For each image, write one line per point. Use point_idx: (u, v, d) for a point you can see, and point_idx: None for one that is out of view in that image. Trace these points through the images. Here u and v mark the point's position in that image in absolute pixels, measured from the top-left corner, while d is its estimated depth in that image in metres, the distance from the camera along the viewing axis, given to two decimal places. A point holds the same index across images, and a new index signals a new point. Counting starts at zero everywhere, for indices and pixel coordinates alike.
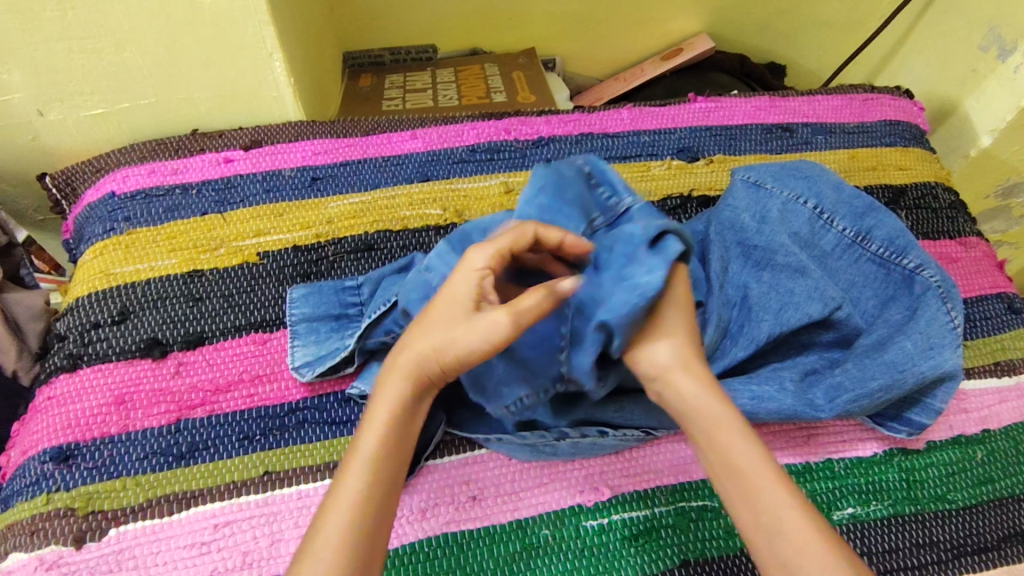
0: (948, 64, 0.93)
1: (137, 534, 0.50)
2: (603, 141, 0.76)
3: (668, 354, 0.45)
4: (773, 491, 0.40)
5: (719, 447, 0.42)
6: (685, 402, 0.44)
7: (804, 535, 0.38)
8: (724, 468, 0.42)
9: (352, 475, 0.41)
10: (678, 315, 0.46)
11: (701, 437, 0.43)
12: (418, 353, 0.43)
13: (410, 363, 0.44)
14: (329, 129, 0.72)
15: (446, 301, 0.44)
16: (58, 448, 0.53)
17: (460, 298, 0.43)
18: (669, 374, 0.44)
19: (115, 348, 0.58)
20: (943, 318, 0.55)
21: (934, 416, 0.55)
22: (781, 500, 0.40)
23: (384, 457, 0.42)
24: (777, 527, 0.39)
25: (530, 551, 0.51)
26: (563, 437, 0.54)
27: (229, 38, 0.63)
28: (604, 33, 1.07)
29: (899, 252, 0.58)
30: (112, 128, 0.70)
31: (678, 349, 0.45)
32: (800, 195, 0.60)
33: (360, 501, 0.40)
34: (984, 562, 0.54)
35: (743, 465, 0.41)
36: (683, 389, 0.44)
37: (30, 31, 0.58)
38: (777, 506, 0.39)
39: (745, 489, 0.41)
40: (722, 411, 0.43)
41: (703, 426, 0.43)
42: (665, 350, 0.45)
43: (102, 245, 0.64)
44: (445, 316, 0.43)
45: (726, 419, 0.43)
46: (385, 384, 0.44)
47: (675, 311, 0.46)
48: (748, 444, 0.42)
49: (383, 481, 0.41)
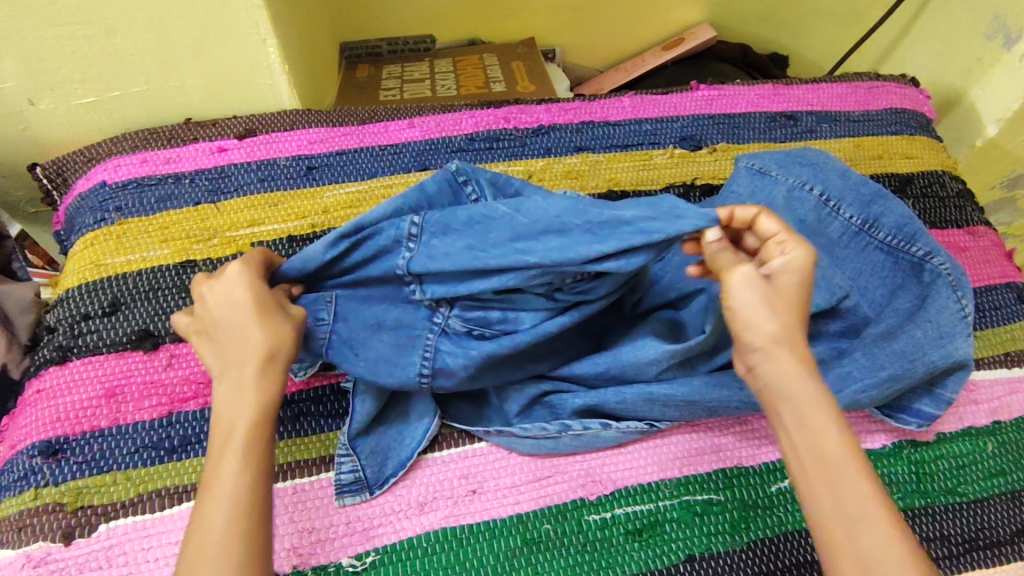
0: (953, 52, 0.92)
1: (128, 530, 0.49)
2: (603, 129, 0.74)
3: (778, 324, 0.40)
4: (858, 482, 0.37)
5: (809, 429, 0.38)
6: (783, 380, 0.39)
7: (888, 536, 0.35)
8: (808, 451, 0.38)
9: (219, 490, 0.37)
10: (785, 291, 0.42)
11: (792, 419, 0.39)
12: (256, 364, 0.40)
13: (247, 375, 0.40)
14: (324, 117, 0.71)
15: (227, 314, 0.42)
16: (47, 442, 0.52)
17: (242, 302, 0.42)
18: (775, 345, 0.40)
19: (106, 340, 0.57)
20: (953, 307, 0.53)
21: (945, 406, 0.55)
22: (866, 493, 0.37)
23: (254, 462, 0.39)
24: (858, 519, 0.36)
25: (531, 546, 0.49)
26: (565, 430, 0.52)
27: (222, 24, 0.61)
28: (605, 22, 1.05)
29: (908, 239, 0.56)
30: (104, 117, 0.68)
31: (787, 326, 0.40)
32: (806, 182, 0.58)
33: (238, 511, 0.37)
34: (997, 556, 0.52)
35: (834, 453, 0.38)
36: (780, 366, 0.39)
37: (19, 17, 0.56)
38: (862, 499, 0.36)
39: (827, 476, 0.37)
40: (823, 396, 0.39)
41: (793, 404, 0.39)
42: (777, 319, 0.40)
43: (94, 235, 0.62)
44: (228, 326, 0.42)
45: (818, 398, 0.39)
46: (220, 401, 0.40)
47: (797, 290, 0.42)
48: (842, 435, 0.38)
49: (258, 489, 0.38)
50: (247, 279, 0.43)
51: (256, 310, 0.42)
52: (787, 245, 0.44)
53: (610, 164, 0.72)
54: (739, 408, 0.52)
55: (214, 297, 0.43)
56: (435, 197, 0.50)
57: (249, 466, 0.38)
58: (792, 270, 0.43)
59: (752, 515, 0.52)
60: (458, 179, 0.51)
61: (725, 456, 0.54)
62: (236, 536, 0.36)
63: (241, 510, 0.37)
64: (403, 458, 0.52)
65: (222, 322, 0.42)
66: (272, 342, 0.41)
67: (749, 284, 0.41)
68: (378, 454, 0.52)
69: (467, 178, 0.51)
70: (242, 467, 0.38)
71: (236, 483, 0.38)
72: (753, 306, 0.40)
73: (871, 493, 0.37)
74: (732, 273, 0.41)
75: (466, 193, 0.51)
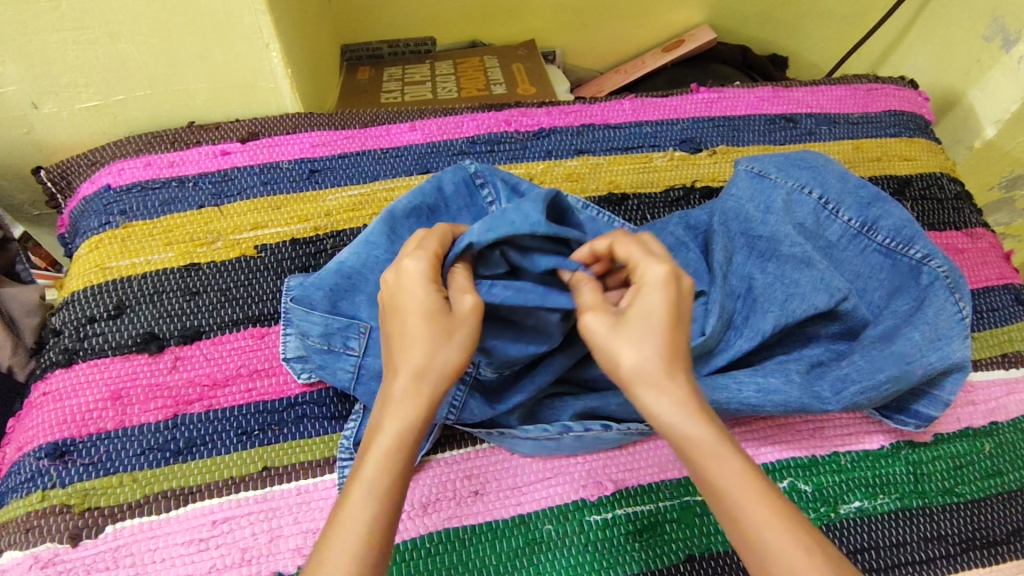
0: (952, 54, 0.92)
1: (134, 531, 0.49)
2: (604, 132, 0.75)
3: (631, 359, 0.40)
4: (751, 506, 0.37)
5: (695, 466, 0.39)
6: (656, 420, 0.40)
7: (790, 550, 0.35)
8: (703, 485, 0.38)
9: (358, 502, 0.37)
10: (638, 319, 0.41)
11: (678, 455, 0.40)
12: (412, 377, 0.40)
13: (405, 388, 0.40)
14: (327, 120, 0.71)
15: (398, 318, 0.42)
16: (54, 445, 0.52)
17: (414, 309, 0.42)
18: (634, 386, 0.40)
19: (112, 343, 0.57)
20: (951, 308, 0.53)
21: (943, 408, 0.55)
22: (761, 513, 0.36)
23: (395, 480, 0.38)
24: (763, 543, 0.36)
25: (533, 546, 0.50)
26: (566, 431, 0.52)
27: (226, 29, 0.62)
28: (605, 24, 1.05)
29: (906, 242, 0.57)
30: (108, 120, 0.69)
31: (644, 357, 0.40)
32: (805, 185, 0.59)
33: (370, 527, 0.36)
34: (993, 556, 0.53)
35: (721, 484, 0.38)
36: (650, 407, 0.40)
37: (24, 23, 0.57)
38: (758, 520, 0.36)
39: (726, 507, 0.37)
40: (702, 428, 0.39)
41: (674, 440, 0.39)
42: (633, 353, 0.40)
43: (98, 239, 0.63)
44: (418, 328, 0.41)
45: (691, 431, 0.39)
46: (382, 414, 0.40)
47: (651, 314, 0.41)
48: (729, 462, 0.38)
49: (391, 510, 0.37)
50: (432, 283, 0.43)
51: (428, 316, 0.41)
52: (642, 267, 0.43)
53: (611, 167, 0.72)
54: (738, 411, 0.53)
55: (397, 287, 0.43)
56: (453, 197, 0.57)
57: (389, 486, 0.38)
58: (647, 293, 0.42)
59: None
60: (475, 181, 0.58)
61: None
62: (363, 554, 0.35)
63: (373, 526, 0.36)
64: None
65: (395, 330, 0.42)
66: (434, 355, 0.40)
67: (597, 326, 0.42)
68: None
69: (483, 180, 0.58)
70: (384, 483, 0.38)
71: (374, 498, 0.37)
72: (604, 347, 0.42)
73: (770, 513, 0.36)
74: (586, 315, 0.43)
75: (483, 194, 0.58)
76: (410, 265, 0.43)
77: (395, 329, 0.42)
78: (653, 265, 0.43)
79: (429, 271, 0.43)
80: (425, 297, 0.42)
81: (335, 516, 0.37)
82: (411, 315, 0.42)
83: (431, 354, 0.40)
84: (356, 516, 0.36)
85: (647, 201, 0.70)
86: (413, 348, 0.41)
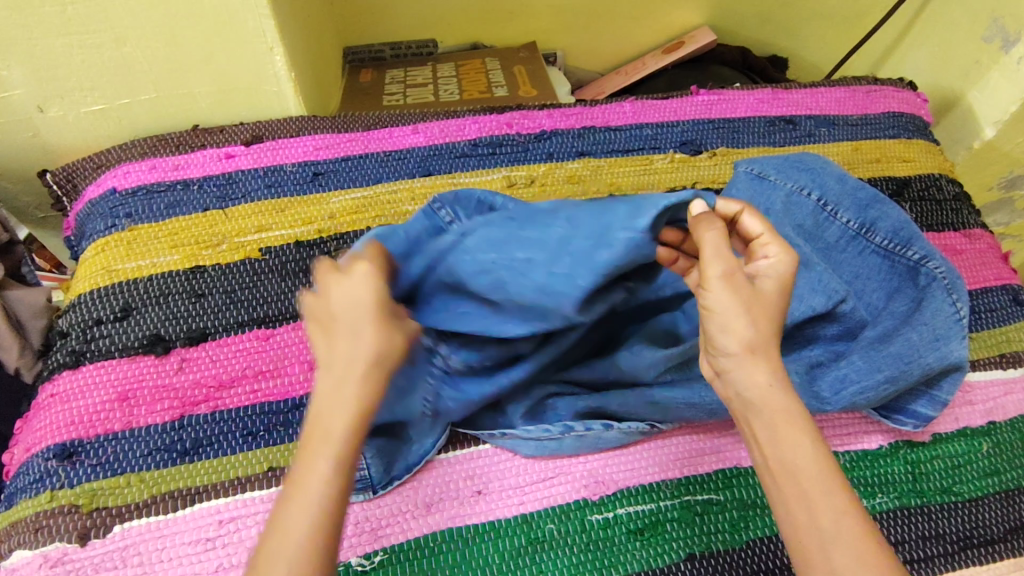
0: (951, 55, 0.93)
1: (142, 531, 0.50)
2: (604, 134, 0.75)
3: (744, 338, 0.39)
4: (833, 496, 0.37)
5: (778, 442, 0.39)
6: (750, 391, 0.39)
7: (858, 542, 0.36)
8: (782, 467, 0.38)
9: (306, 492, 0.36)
10: (768, 297, 0.41)
11: (761, 430, 0.39)
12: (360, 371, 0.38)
13: (351, 376, 0.38)
14: (331, 124, 0.72)
15: (336, 317, 0.40)
16: (62, 445, 0.53)
17: (353, 309, 0.40)
18: (748, 356, 0.39)
19: (118, 345, 0.58)
20: (948, 309, 0.54)
21: (941, 408, 0.56)
22: (840, 506, 0.37)
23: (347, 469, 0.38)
24: (835, 535, 0.36)
25: (535, 545, 0.51)
26: (568, 431, 0.54)
27: (230, 33, 0.62)
28: (605, 26, 1.06)
29: (903, 243, 0.57)
30: (113, 124, 0.69)
31: (756, 334, 0.40)
32: (804, 187, 0.60)
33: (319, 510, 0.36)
34: (990, 554, 0.53)
35: (801, 469, 0.38)
36: (750, 381, 0.39)
37: (30, 27, 0.57)
38: (837, 512, 0.37)
39: (803, 492, 0.37)
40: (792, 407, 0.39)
41: (766, 418, 0.39)
42: (747, 334, 0.39)
43: (104, 242, 0.63)
44: (355, 327, 0.39)
45: (790, 411, 0.39)
46: (333, 389, 0.38)
47: (777, 298, 0.42)
48: (809, 449, 0.38)
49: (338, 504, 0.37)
50: (369, 280, 0.41)
51: (372, 314, 0.40)
52: (769, 248, 0.43)
53: (612, 169, 0.73)
54: None
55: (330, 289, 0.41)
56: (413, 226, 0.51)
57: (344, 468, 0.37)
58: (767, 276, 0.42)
59: (750, 514, 0.53)
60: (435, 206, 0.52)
61: (725, 457, 0.56)
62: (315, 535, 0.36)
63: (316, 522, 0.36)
64: (410, 461, 0.53)
65: (326, 330, 0.40)
66: (375, 344, 0.39)
67: (729, 289, 0.40)
68: (385, 456, 0.52)
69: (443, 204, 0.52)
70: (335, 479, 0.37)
71: (324, 480, 0.37)
72: (727, 316, 0.40)
73: (846, 504, 0.37)
74: (722, 263, 0.40)
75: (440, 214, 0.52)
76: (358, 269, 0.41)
77: (325, 330, 0.40)
78: (780, 250, 0.43)
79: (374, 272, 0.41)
80: (366, 297, 0.40)
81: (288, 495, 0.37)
82: (351, 314, 0.40)
83: (375, 344, 0.39)
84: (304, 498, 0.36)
85: None
86: (355, 338, 0.39)
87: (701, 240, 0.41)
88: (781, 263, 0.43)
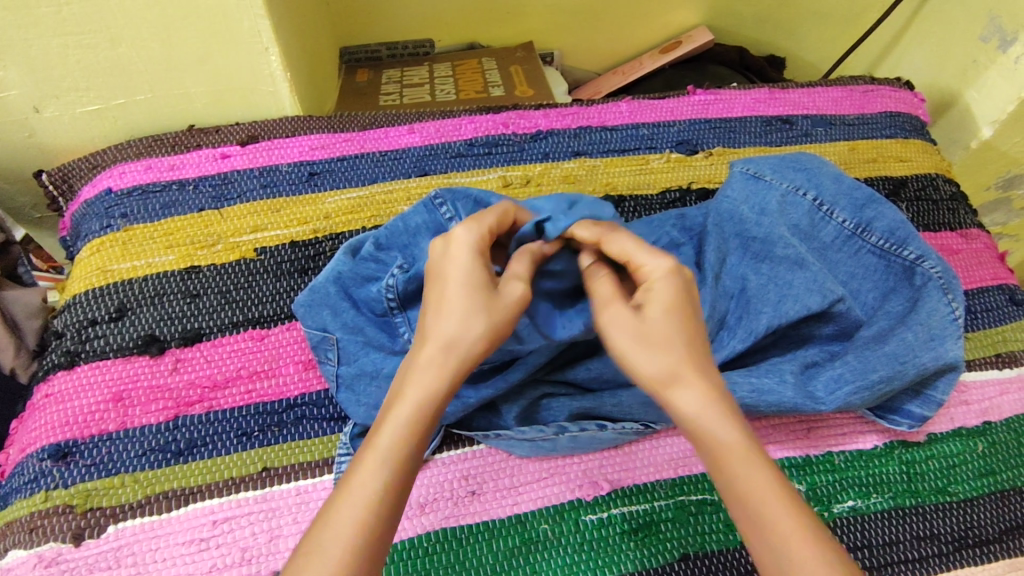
0: (949, 54, 0.92)
1: (135, 531, 0.50)
2: (601, 134, 0.75)
3: (654, 364, 0.40)
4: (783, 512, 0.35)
5: (722, 472, 0.38)
6: (684, 419, 0.39)
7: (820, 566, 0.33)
8: (730, 490, 0.37)
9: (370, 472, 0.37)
10: (664, 308, 0.42)
11: (707, 461, 0.38)
12: (444, 344, 0.41)
13: (435, 355, 0.41)
14: (326, 124, 0.72)
15: (438, 287, 0.43)
16: (57, 446, 0.53)
17: (455, 279, 0.43)
18: (664, 378, 0.40)
19: (113, 345, 0.58)
20: (944, 309, 0.54)
21: (936, 408, 0.56)
22: (793, 522, 0.35)
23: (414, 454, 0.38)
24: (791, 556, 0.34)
25: (529, 546, 0.51)
26: (562, 431, 0.53)
27: (225, 33, 0.62)
28: (603, 25, 1.06)
29: (899, 243, 0.57)
30: (109, 124, 0.69)
31: (665, 353, 0.40)
32: (800, 187, 0.60)
33: (376, 496, 0.36)
34: (986, 554, 0.53)
35: (746, 486, 0.37)
36: (678, 400, 0.39)
37: (25, 27, 0.57)
38: (790, 529, 0.35)
39: (752, 513, 0.36)
40: (730, 433, 0.38)
41: (706, 440, 0.38)
42: (655, 356, 0.40)
43: (100, 242, 0.63)
44: (457, 297, 0.42)
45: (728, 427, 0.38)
46: (405, 383, 0.40)
47: (669, 309, 0.42)
48: (756, 472, 0.37)
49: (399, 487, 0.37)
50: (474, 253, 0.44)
51: (473, 286, 0.43)
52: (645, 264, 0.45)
53: (608, 169, 0.73)
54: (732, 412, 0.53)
55: (444, 255, 0.45)
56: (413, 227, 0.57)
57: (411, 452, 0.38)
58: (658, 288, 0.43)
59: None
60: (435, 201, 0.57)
61: None
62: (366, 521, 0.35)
63: (377, 498, 0.36)
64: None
65: (432, 294, 0.44)
66: (465, 326, 0.41)
67: (619, 325, 0.42)
68: None
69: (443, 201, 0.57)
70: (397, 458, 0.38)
71: (387, 466, 0.37)
72: (627, 346, 0.42)
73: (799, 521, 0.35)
74: (608, 305, 0.44)
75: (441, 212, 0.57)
76: (462, 234, 0.45)
77: (431, 298, 0.44)
78: (654, 258, 0.45)
79: (476, 242, 0.45)
80: (469, 267, 0.43)
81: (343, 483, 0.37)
82: (454, 283, 0.43)
83: (461, 325, 0.41)
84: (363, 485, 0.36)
85: (643, 202, 0.71)
86: (452, 312, 0.42)
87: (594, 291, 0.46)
88: (664, 270, 0.44)
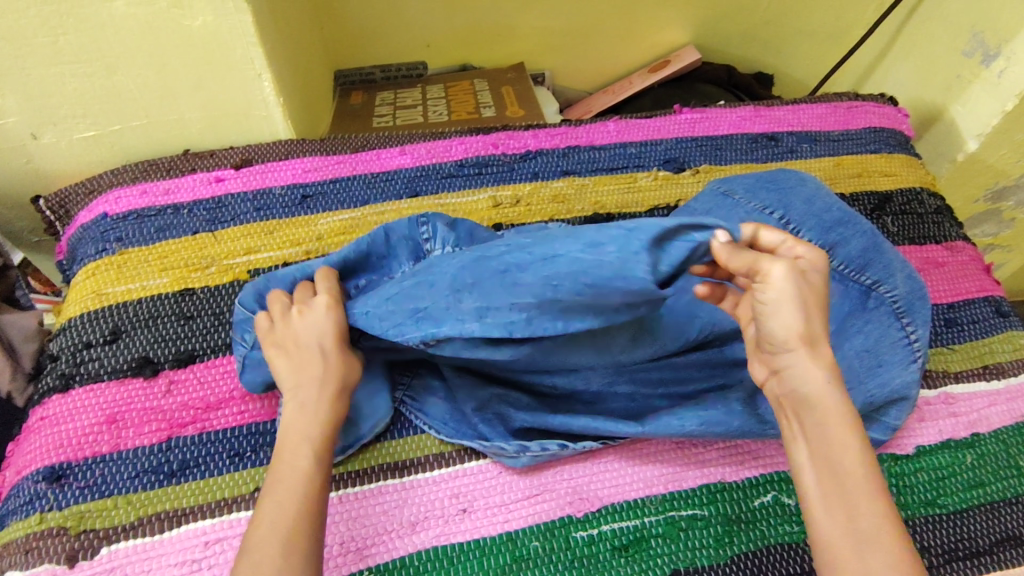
0: (933, 70, 0.94)
1: (129, 552, 0.50)
2: (590, 153, 0.77)
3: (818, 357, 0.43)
4: (873, 503, 0.40)
5: (821, 433, 0.42)
6: (802, 383, 0.43)
7: (890, 539, 0.39)
8: (828, 463, 0.41)
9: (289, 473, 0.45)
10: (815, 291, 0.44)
11: (810, 423, 0.43)
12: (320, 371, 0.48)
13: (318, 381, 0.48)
14: (319, 147, 0.73)
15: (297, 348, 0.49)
16: (51, 468, 0.53)
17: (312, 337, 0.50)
18: (801, 346, 0.43)
19: (108, 368, 0.59)
20: (896, 335, 0.56)
21: (890, 433, 0.57)
22: (879, 512, 0.40)
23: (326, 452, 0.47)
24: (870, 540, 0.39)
25: (520, 563, 0.51)
26: (524, 450, 0.54)
27: (218, 60, 0.64)
28: (593, 46, 1.08)
29: (860, 269, 0.57)
30: (105, 149, 0.70)
31: (814, 330, 0.43)
32: (768, 207, 0.61)
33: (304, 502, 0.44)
34: (978, 566, 0.53)
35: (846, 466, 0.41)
36: (809, 376, 0.43)
37: (21, 56, 0.59)
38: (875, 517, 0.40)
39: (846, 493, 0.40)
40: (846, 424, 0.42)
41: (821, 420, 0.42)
42: (795, 329, 0.43)
43: (95, 265, 0.64)
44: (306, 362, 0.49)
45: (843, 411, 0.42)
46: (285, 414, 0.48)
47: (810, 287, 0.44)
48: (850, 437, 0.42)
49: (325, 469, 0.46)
50: (332, 312, 0.51)
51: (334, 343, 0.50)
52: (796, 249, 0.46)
53: (597, 187, 0.74)
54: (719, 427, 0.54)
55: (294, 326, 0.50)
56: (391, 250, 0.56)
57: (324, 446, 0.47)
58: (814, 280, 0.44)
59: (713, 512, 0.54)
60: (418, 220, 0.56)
61: (709, 472, 0.56)
62: (296, 518, 0.43)
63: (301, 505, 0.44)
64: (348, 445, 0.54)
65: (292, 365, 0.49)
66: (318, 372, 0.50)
67: (778, 288, 0.43)
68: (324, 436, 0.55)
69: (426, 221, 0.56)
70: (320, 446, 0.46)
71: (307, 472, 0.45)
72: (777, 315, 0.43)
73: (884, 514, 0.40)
74: (768, 268, 0.43)
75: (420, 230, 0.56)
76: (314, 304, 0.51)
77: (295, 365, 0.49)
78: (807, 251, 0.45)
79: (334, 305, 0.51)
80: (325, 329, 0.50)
81: (262, 508, 0.44)
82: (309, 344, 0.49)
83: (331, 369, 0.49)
84: (278, 516, 0.43)
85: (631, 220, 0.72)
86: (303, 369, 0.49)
87: (742, 262, 0.44)
88: (811, 261, 0.45)
